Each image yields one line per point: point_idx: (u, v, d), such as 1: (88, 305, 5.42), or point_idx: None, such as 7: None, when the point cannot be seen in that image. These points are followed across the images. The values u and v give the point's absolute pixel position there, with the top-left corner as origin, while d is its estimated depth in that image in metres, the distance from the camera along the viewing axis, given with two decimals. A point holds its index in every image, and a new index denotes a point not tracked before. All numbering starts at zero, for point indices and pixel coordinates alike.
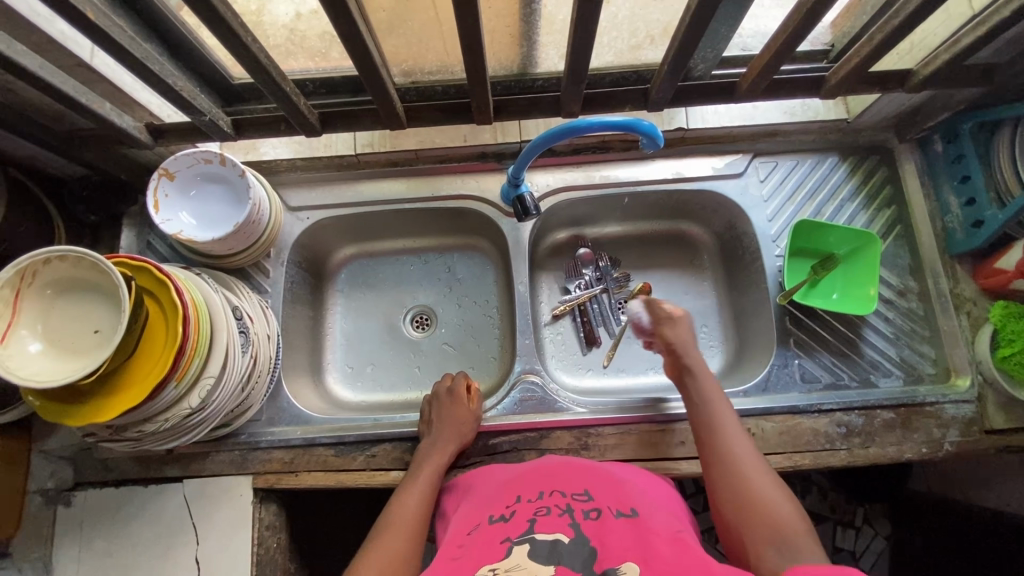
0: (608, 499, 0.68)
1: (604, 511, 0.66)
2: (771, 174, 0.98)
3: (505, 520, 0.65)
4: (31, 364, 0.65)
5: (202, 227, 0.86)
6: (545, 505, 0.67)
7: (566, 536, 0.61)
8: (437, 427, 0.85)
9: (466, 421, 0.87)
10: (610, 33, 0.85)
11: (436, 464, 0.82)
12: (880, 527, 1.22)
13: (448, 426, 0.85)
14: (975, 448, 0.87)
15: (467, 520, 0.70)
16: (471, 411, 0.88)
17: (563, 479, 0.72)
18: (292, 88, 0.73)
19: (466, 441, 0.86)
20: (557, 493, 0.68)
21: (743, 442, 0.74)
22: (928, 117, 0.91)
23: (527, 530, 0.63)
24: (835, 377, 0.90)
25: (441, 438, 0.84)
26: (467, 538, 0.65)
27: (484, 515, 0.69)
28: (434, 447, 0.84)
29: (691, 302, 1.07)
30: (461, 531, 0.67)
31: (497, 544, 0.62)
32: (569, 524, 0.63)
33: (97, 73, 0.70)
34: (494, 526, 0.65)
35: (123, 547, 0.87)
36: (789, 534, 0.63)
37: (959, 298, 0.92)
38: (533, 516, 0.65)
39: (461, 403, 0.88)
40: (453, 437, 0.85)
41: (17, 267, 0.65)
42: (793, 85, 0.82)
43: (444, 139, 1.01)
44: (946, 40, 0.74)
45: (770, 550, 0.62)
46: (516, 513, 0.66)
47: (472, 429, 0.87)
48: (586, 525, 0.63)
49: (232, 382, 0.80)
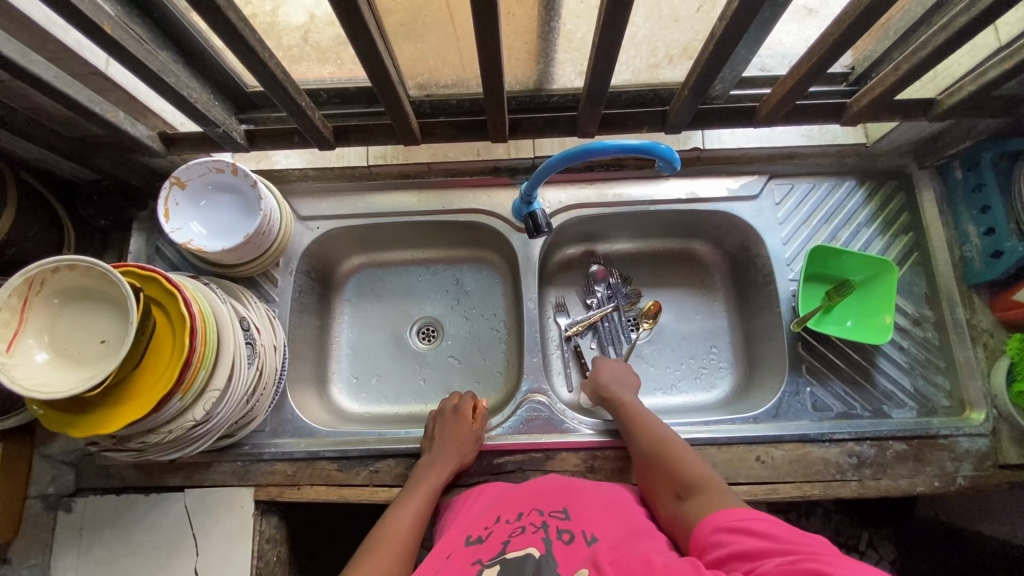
0: (583, 519, 0.68)
1: (578, 532, 0.65)
2: (786, 197, 0.97)
3: (480, 544, 0.65)
4: (37, 374, 0.65)
5: (212, 236, 0.85)
6: (522, 525, 0.67)
7: (536, 551, 0.62)
8: (439, 443, 0.84)
9: (467, 438, 0.86)
10: (629, 52, 0.84)
11: (433, 483, 0.81)
12: (886, 552, 1.17)
13: (448, 444, 0.84)
14: (989, 484, 0.85)
15: (448, 540, 0.70)
16: (472, 430, 0.86)
17: (545, 500, 0.72)
18: (308, 103, 0.73)
19: (467, 459, 0.85)
20: (534, 512, 0.69)
21: (655, 420, 0.81)
22: (948, 145, 0.89)
23: (499, 551, 0.63)
24: (847, 407, 0.89)
25: (442, 455, 0.83)
26: (444, 559, 0.65)
27: (462, 538, 0.69)
28: (434, 464, 0.83)
29: (701, 322, 1.05)
30: (439, 551, 0.67)
31: (467, 565, 0.62)
32: (542, 540, 0.63)
33: (113, 81, 0.70)
34: (470, 549, 0.65)
35: (122, 556, 0.86)
36: (691, 484, 0.70)
37: (976, 329, 0.90)
38: (507, 537, 0.65)
39: (464, 420, 0.87)
40: (452, 456, 0.83)
41: (25, 275, 0.65)
42: (813, 110, 0.81)
43: (457, 153, 1.00)
44: (972, 71, 0.73)
45: (679, 501, 0.70)
46: (493, 535, 0.66)
47: (474, 447, 0.86)
48: (558, 546, 0.63)
49: (237, 397, 0.79)
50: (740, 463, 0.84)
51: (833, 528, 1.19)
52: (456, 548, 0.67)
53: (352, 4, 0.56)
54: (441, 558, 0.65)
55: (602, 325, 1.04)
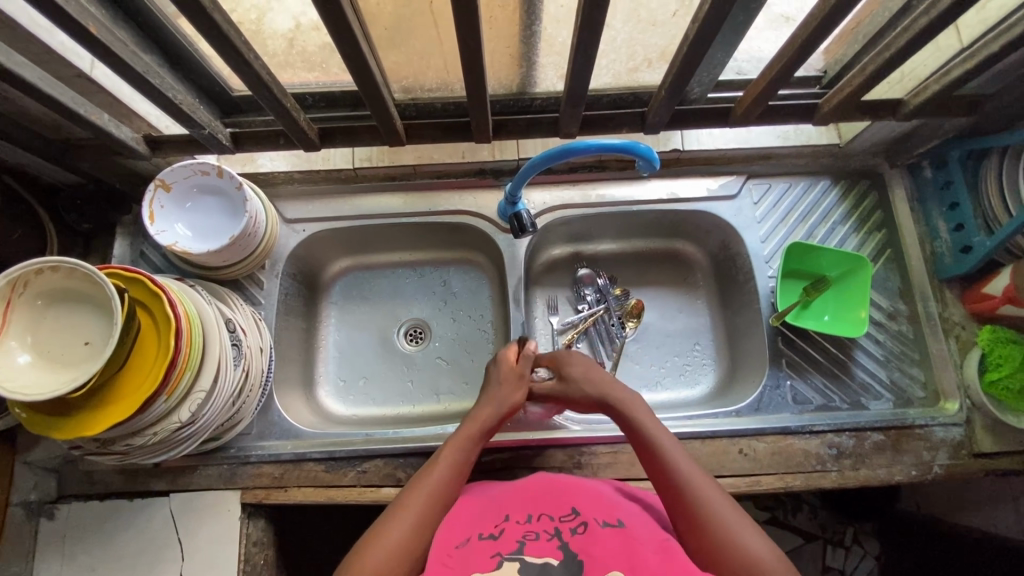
0: (595, 510, 0.68)
1: (591, 523, 0.66)
2: (764, 196, 1.00)
3: (494, 537, 0.64)
4: (20, 376, 0.65)
5: (197, 239, 0.85)
6: (534, 526, 0.66)
7: (554, 559, 0.61)
8: (486, 387, 0.84)
9: (512, 381, 0.84)
10: (609, 56, 0.86)
11: (476, 426, 0.78)
12: (871, 547, 1.24)
13: (492, 389, 0.83)
14: (964, 472, 0.88)
15: (458, 520, 0.68)
16: (517, 371, 0.85)
17: (553, 495, 0.71)
18: (294, 105, 0.74)
19: (513, 403, 0.83)
20: (545, 518, 0.67)
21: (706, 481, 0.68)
22: (917, 144, 0.93)
23: (516, 548, 0.62)
24: (826, 399, 0.91)
25: (486, 398, 0.82)
26: (458, 546, 0.64)
27: (474, 525, 0.67)
28: (479, 408, 0.81)
29: (684, 319, 1.07)
30: (452, 536, 0.66)
31: (485, 559, 0.61)
32: (558, 546, 0.62)
33: (96, 84, 0.70)
34: (483, 541, 0.64)
35: (106, 562, 0.85)
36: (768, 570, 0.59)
37: (948, 322, 0.93)
38: (523, 535, 0.64)
39: (507, 362, 0.85)
40: (497, 400, 0.82)
41: (9, 278, 0.65)
42: (787, 111, 0.83)
43: (442, 155, 1.01)
44: (937, 72, 0.76)
45: None
46: (505, 530, 0.65)
47: (519, 391, 0.83)
48: (575, 541, 0.63)
49: (223, 398, 0.79)
50: (723, 457, 0.86)
51: (819, 524, 1.25)
52: (470, 536, 0.65)
53: (336, 7, 0.57)
54: (454, 545, 0.64)
55: (593, 328, 1.05)
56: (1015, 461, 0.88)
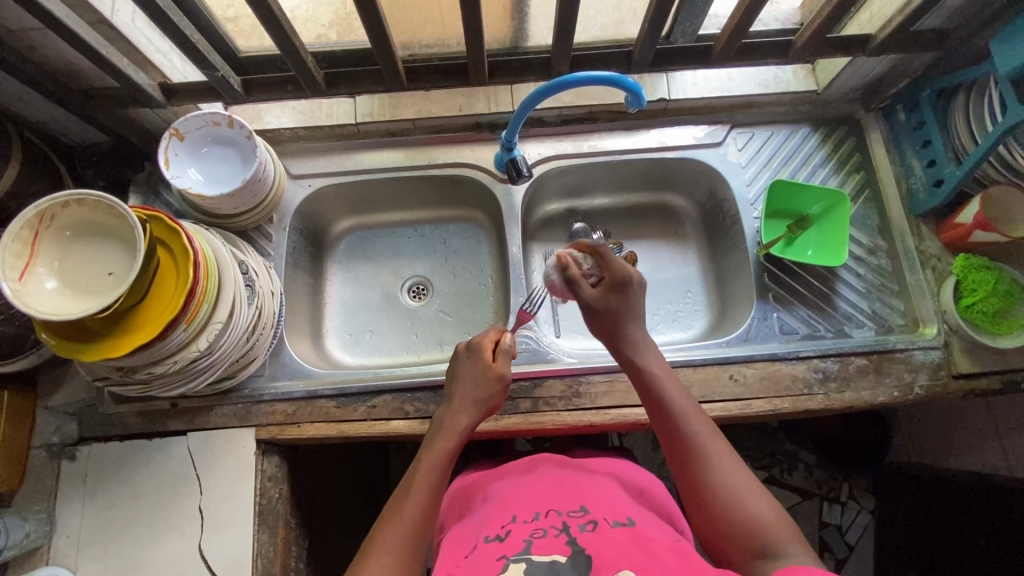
0: (603, 511, 0.69)
1: (600, 522, 0.67)
2: (748, 143, 1.05)
3: (500, 540, 0.66)
4: (48, 301, 0.69)
5: (208, 183, 0.91)
6: (541, 527, 0.67)
7: (563, 556, 0.61)
8: (457, 390, 0.79)
9: (488, 384, 0.78)
10: (595, 8, 0.93)
11: (452, 439, 0.75)
12: (865, 502, 1.31)
13: (467, 392, 0.78)
14: (944, 392, 0.92)
15: (461, 536, 0.71)
16: (497, 371, 0.79)
17: (562, 496, 0.72)
18: (302, 46, 0.80)
19: (491, 405, 0.79)
20: (553, 514, 0.68)
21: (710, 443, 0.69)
22: (889, 86, 0.99)
23: (523, 549, 0.63)
24: (812, 329, 0.96)
25: (458, 403, 0.78)
26: (465, 557, 0.66)
27: (479, 535, 0.69)
28: (453, 416, 0.77)
29: (676, 269, 1.12)
30: (457, 549, 0.68)
31: (491, 563, 0.62)
32: (566, 542, 0.63)
33: (117, 30, 0.77)
34: (490, 545, 0.65)
35: (128, 498, 0.89)
36: (766, 534, 0.62)
37: (925, 254, 0.98)
38: (529, 535, 0.65)
39: (483, 360, 0.80)
40: (472, 405, 0.78)
41: (37, 209, 0.69)
42: (762, 49, 0.89)
43: (440, 109, 1.06)
44: (900, 7, 0.82)
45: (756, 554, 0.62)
46: (512, 534, 0.66)
47: (498, 392, 0.79)
48: (584, 537, 0.64)
49: (237, 332, 0.83)
50: (715, 382, 0.91)
51: (815, 481, 1.32)
52: (476, 543, 0.67)
53: None
54: (460, 557, 0.66)
55: None
56: (994, 381, 0.92)
